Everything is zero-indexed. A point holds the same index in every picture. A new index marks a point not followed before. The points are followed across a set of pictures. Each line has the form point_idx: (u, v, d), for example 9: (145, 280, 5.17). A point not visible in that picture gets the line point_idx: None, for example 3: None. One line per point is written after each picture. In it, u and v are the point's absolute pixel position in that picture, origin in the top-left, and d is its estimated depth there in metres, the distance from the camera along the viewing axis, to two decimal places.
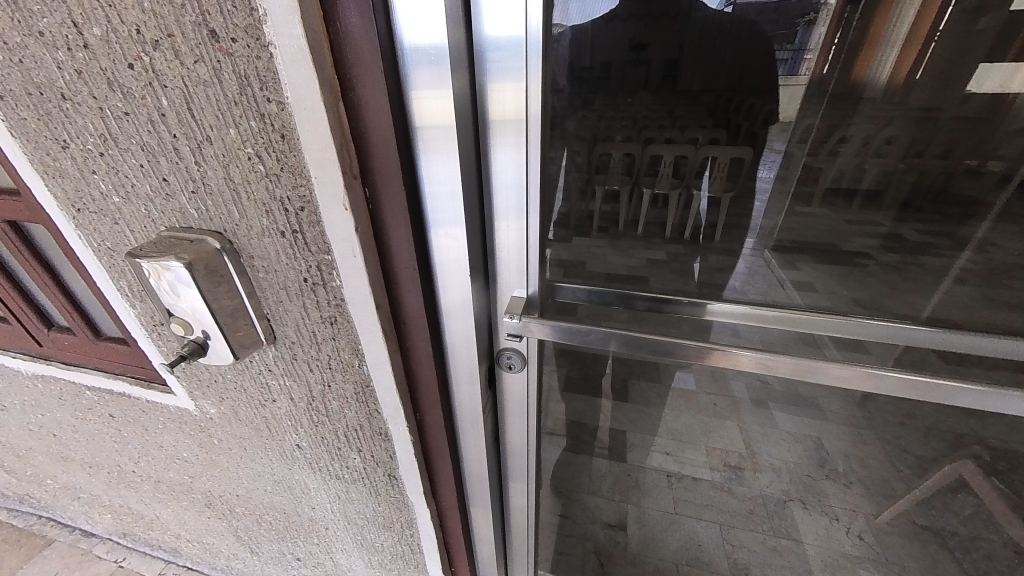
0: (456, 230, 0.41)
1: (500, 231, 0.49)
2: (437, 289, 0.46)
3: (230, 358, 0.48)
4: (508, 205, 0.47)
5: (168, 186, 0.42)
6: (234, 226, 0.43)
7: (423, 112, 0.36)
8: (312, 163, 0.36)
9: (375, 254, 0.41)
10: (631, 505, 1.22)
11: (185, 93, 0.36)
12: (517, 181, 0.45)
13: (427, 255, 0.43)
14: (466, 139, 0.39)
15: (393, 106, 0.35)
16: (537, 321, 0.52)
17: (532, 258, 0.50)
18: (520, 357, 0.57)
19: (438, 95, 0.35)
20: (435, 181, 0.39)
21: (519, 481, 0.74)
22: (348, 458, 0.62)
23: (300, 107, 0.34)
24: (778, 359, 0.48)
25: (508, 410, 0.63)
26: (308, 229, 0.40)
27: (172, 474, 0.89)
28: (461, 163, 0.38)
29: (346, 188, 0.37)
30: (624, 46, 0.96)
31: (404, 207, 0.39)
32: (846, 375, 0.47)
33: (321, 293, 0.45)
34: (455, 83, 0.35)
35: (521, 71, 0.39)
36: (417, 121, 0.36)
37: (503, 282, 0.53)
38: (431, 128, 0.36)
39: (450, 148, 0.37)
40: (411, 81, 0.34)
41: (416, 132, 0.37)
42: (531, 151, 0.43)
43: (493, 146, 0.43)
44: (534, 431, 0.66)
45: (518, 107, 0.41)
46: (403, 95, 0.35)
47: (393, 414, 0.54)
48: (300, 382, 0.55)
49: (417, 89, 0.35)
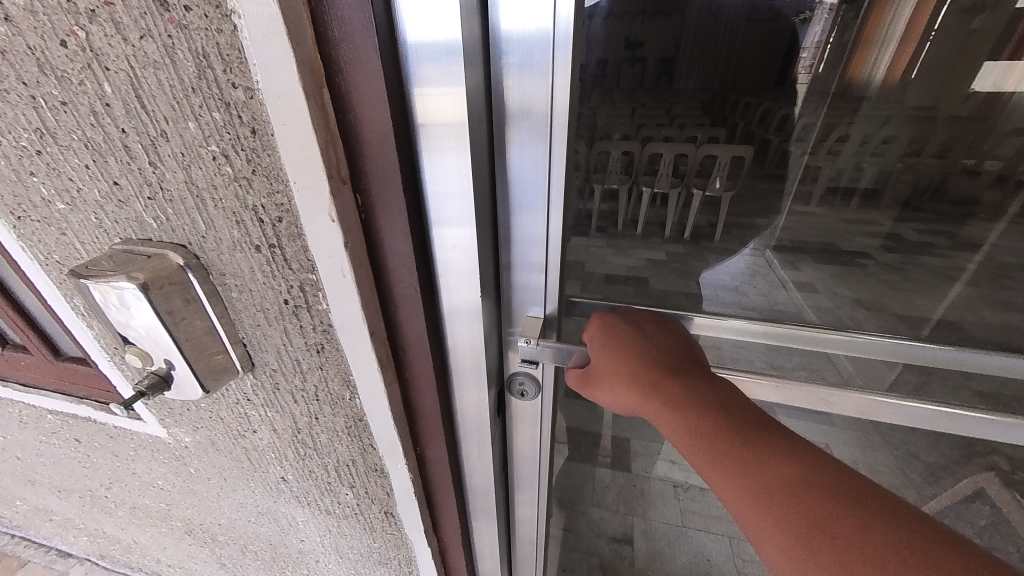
0: (464, 244, 0.35)
1: (513, 241, 0.43)
2: (443, 312, 0.39)
3: (200, 392, 0.41)
4: (525, 212, 0.41)
5: (121, 191, 0.35)
6: (200, 239, 0.36)
7: (428, 109, 0.29)
8: (291, 165, 0.29)
9: (369, 274, 0.34)
10: (636, 517, 1.25)
11: (132, 77, 0.29)
12: (534, 188, 0.39)
13: (430, 272, 0.37)
14: (478, 134, 0.32)
15: (393, 93, 0.28)
16: (553, 345, 0.45)
17: (549, 273, 0.45)
18: (534, 382, 0.52)
19: (447, 83, 0.28)
20: (440, 187, 0.32)
21: (526, 504, 0.68)
22: (339, 493, 0.56)
23: (274, 95, 0.27)
24: (839, 395, 0.42)
25: (518, 433, 0.58)
26: (289, 244, 0.33)
27: (149, 501, 0.82)
28: (473, 164, 0.32)
29: (332, 195, 0.30)
30: (620, 42, 0.90)
31: (405, 221, 0.32)
32: (913, 416, 0.41)
33: (304, 317, 0.37)
34: (468, 76, 0.29)
35: (546, 65, 0.33)
36: (419, 119, 0.30)
37: (514, 298, 0.48)
38: (439, 127, 0.30)
39: (459, 149, 0.30)
40: (413, 66, 0.28)
41: (418, 130, 0.30)
42: (553, 155, 0.37)
43: (509, 148, 0.38)
44: (546, 456, 0.60)
45: (540, 106, 0.35)
46: (403, 80, 0.28)
47: (390, 450, 0.47)
48: (284, 414, 0.48)
49: (424, 77, 0.28)
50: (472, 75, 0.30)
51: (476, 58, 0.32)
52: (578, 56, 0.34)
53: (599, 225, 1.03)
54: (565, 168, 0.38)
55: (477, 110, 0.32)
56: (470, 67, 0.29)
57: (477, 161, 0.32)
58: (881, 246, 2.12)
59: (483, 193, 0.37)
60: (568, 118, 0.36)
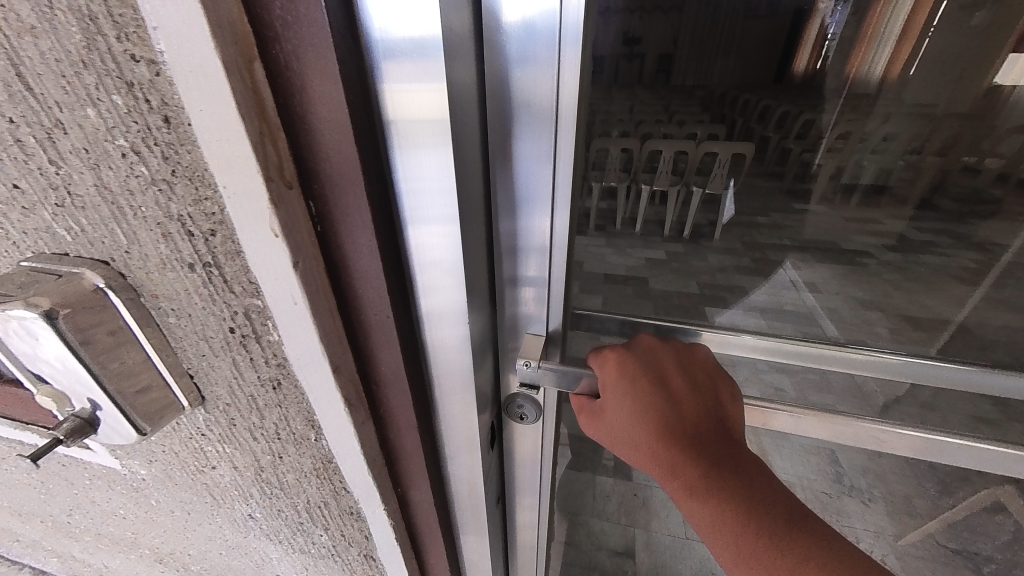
0: (448, 266, 0.29)
1: (509, 257, 0.38)
2: (426, 341, 0.33)
3: (135, 436, 0.35)
4: (524, 226, 0.36)
5: (23, 195, 0.29)
6: (123, 255, 0.29)
7: (402, 101, 0.24)
8: (218, 165, 0.22)
9: (330, 301, 0.28)
10: (638, 528, 1.21)
11: (8, 50, 0.22)
12: (534, 198, 0.34)
13: (409, 297, 0.31)
14: (463, 130, 0.27)
15: (354, 76, 0.22)
16: (556, 368, 0.39)
17: (553, 291, 0.39)
18: (534, 406, 0.46)
19: (423, 71, 0.23)
20: (418, 197, 0.26)
21: (526, 531, 0.63)
22: (313, 534, 0.49)
23: (187, 71, 0.20)
24: (892, 433, 0.37)
25: (518, 459, 0.53)
26: (227, 263, 0.26)
27: (113, 529, 0.75)
28: (457, 168, 0.25)
29: (276, 204, 0.23)
30: (618, 38, 0.84)
31: (373, 237, 0.26)
32: (967, 454, 0.37)
33: (254, 348, 0.31)
34: (450, 64, 0.23)
35: (549, 59, 0.28)
36: (391, 115, 0.24)
37: (513, 317, 0.42)
38: (416, 123, 0.24)
39: (441, 151, 0.25)
40: (386, 47, 0.22)
41: (389, 127, 0.24)
42: (559, 158, 0.32)
43: (504, 153, 0.33)
44: (548, 482, 0.55)
45: (542, 107, 0.30)
46: (370, 62, 0.23)
47: (365, 495, 0.40)
48: (244, 451, 0.42)
49: (400, 64, 0.23)
50: (454, 58, 0.24)
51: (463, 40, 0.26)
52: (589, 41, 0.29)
53: (599, 224, 0.98)
54: (572, 171, 0.33)
55: (462, 100, 0.26)
56: (451, 50, 0.23)
57: (461, 163, 0.26)
58: (883, 245, 2.12)
59: (473, 198, 0.31)
60: (578, 114, 0.30)
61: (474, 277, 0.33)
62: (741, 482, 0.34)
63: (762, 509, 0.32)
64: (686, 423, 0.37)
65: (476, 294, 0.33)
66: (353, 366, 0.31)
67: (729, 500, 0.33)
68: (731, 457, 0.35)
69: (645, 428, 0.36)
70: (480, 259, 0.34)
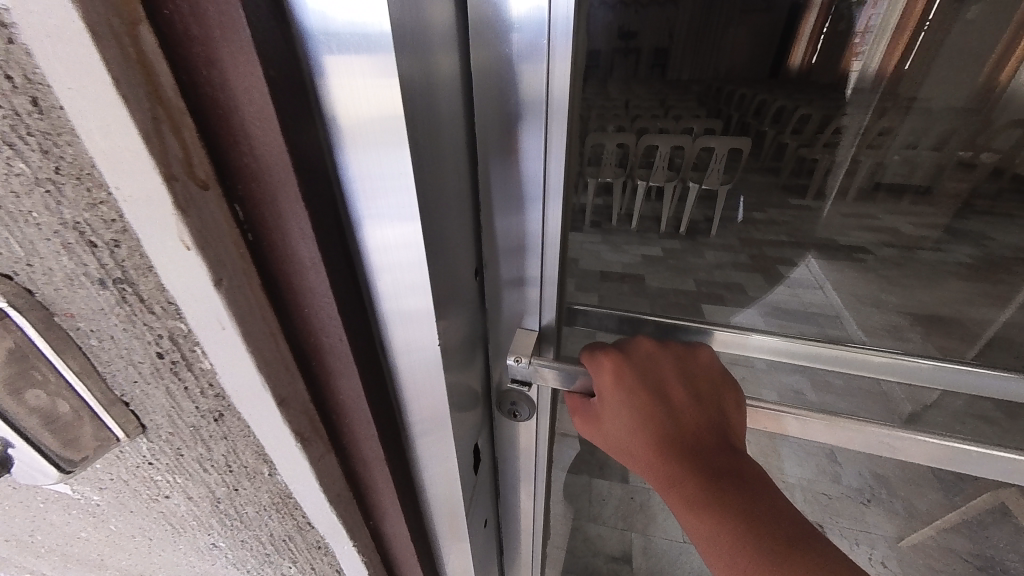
0: (414, 285, 0.24)
1: (502, 264, 0.35)
2: (394, 370, 0.29)
3: (55, 473, 0.30)
4: (517, 231, 0.33)
5: None
6: (26, 265, 0.23)
7: (346, 89, 0.19)
8: (106, 163, 0.18)
9: (270, 327, 0.23)
10: (636, 532, 1.18)
11: None
12: (525, 200, 0.32)
13: (373, 321, 0.26)
14: (427, 128, 0.22)
15: (281, 63, 0.18)
16: (551, 364, 0.35)
17: (548, 295, 0.36)
18: (529, 404, 0.40)
19: (370, 64, 0.18)
20: (374, 204, 0.22)
21: (520, 548, 0.59)
22: (282, 565, 0.45)
23: (51, 38, 0.16)
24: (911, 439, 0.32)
25: (510, 476, 0.49)
26: (142, 280, 0.22)
27: (78, 550, 0.70)
28: (415, 170, 0.21)
29: (185, 210, 0.18)
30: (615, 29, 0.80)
31: (317, 253, 0.21)
32: (999, 468, 0.32)
33: (187, 377, 0.26)
34: (405, 43, 0.19)
35: (537, 50, 0.26)
36: (335, 108, 0.20)
37: (506, 327, 0.38)
38: (363, 114, 0.19)
39: (394, 149, 0.20)
40: (325, 32, 0.18)
41: (334, 123, 0.20)
42: (551, 151, 0.29)
43: (492, 154, 0.30)
44: (541, 500, 0.52)
45: (530, 101, 0.28)
46: (306, 50, 0.18)
47: (330, 532, 0.36)
48: (196, 481, 0.37)
49: (344, 52, 0.18)
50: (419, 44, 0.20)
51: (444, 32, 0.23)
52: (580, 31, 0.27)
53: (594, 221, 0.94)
54: (567, 167, 0.30)
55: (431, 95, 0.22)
56: (409, 37, 0.19)
57: (422, 169, 0.22)
58: (878, 240, 2.12)
59: (450, 204, 0.26)
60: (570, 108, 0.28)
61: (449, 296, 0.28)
62: (745, 498, 0.29)
63: (770, 534, 0.28)
64: (683, 428, 0.32)
65: (452, 315, 0.29)
66: (308, 393, 0.27)
67: (729, 517, 0.28)
68: (735, 469, 0.30)
69: (638, 431, 0.33)
70: (463, 273, 0.30)
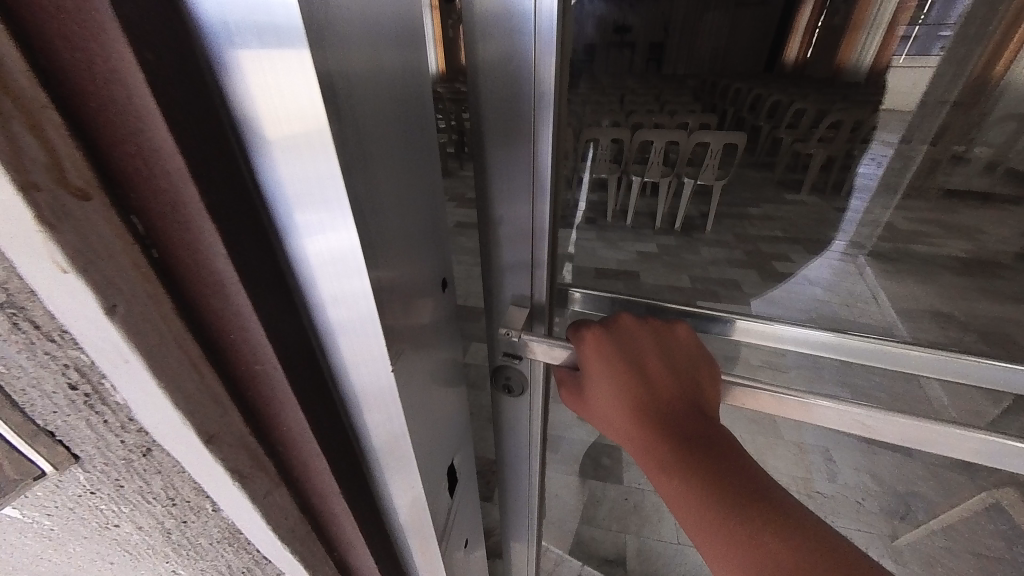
0: (355, 306, 0.21)
1: (500, 244, 0.38)
2: (346, 398, 0.25)
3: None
4: (512, 216, 0.36)
5: None
6: None
7: (259, 84, 0.16)
8: None
9: (191, 355, 0.20)
10: (629, 535, 1.17)
11: None
12: (517, 186, 0.34)
13: (318, 346, 0.23)
14: (367, 134, 0.19)
15: (158, 59, 0.15)
16: (539, 339, 0.37)
17: (540, 275, 0.38)
18: (521, 379, 0.45)
19: (278, 58, 0.15)
20: (302, 217, 0.18)
21: (517, 530, 0.62)
22: None
23: None
24: (881, 417, 0.29)
25: (508, 444, 0.52)
26: (35, 307, 0.18)
27: None
28: (344, 177, 0.17)
29: (60, 230, 0.15)
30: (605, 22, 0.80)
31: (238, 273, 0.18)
32: (979, 451, 0.28)
33: (105, 411, 0.23)
34: (318, 27, 0.15)
35: (524, 47, 0.29)
36: (251, 108, 0.16)
37: (501, 302, 0.42)
38: (280, 114, 0.16)
39: (319, 152, 0.17)
40: (224, 22, 0.15)
41: (251, 125, 0.17)
42: (540, 142, 0.32)
43: (489, 144, 0.34)
44: (535, 474, 0.53)
45: (520, 94, 0.31)
46: (207, 46, 0.16)
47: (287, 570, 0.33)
48: (138, 518, 0.34)
49: (249, 46, 0.15)
50: (351, 37, 0.17)
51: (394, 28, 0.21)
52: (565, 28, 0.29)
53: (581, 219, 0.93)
54: (554, 155, 0.32)
55: (371, 96, 0.19)
56: (333, 29, 0.16)
57: (356, 179, 0.18)
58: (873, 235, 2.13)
59: (404, 218, 0.23)
60: (555, 101, 0.30)
61: (406, 319, 0.25)
62: (726, 470, 0.26)
63: (752, 511, 0.24)
64: (661, 398, 0.30)
65: (411, 338, 0.26)
66: (246, 428, 0.24)
67: (706, 488, 0.25)
68: (709, 439, 0.28)
69: (615, 400, 0.31)
70: (427, 291, 0.27)
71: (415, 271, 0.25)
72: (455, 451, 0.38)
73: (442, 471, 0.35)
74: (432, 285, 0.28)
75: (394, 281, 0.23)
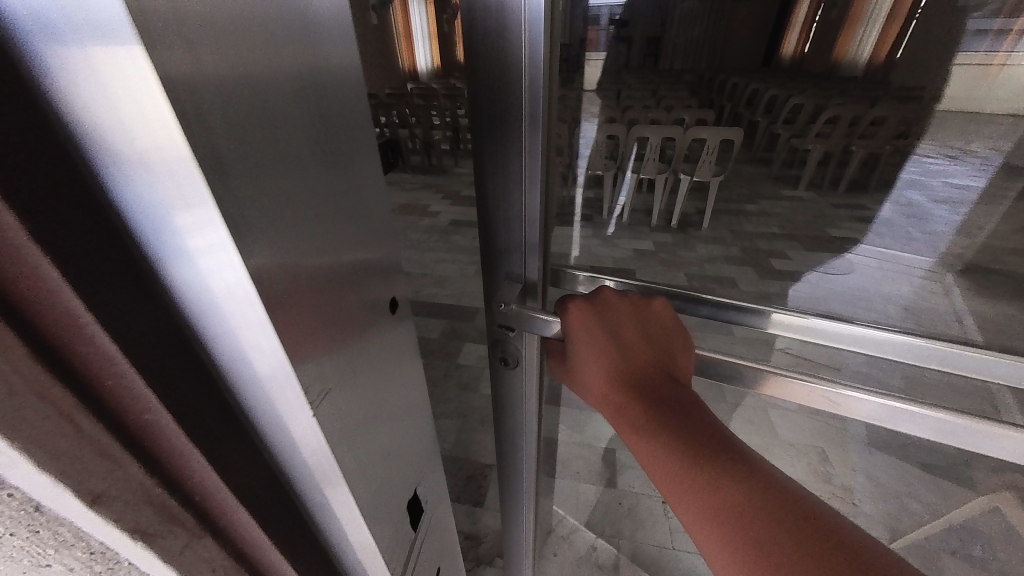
0: (260, 338, 0.18)
1: (494, 224, 0.36)
2: (270, 439, 0.23)
3: None
4: (505, 194, 0.34)
5: None
6: None
7: (95, 95, 0.13)
8: None
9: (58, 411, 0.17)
10: (623, 540, 1.13)
11: None
12: (510, 161, 0.33)
13: (227, 384, 0.20)
14: (257, 149, 0.16)
15: None
16: (531, 312, 0.37)
17: (532, 256, 0.37)
18: (516, 354, 0.42)
19: (115, 62, 0.12)
20: (179, 246, 0.16)
21: (520, 527, 0.60)
22: None
23: None
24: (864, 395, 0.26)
25: (510, 436, 0.50)
26: None
27: None
28: (218, 201, 0.15)
29: None
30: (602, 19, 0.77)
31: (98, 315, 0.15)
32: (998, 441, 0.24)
33: None
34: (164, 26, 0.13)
35: (516, 7, 0.27)
36: (92, 124, 0.13)
37: (495, 284, 0.40)
38: (126, 129, 0.13)
39: (177, 172, 0.14)
40: (33, 16, 0.12)
41: (96, 144, 0.14)
42: (533, 115, 0.30)
43: (480, 117, 0.32)
44: (535, 467, 0.52)
45: (512, 61, 0.29)
46: (24, 50, 0.12)
47: None
48: None
49: (76, 48, 0.12)
50: (224, 37, 0.15)
51: (304, 27, 0.18)
52: (552, 16, 0.29)
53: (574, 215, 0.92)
54: (547, 128, 0.31)
55: (259, 103, 0.16)
56: (192, 26, 0.13)
57: (242, 202, 0.16)
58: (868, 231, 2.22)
59: (317, 238, 0.21)
60: (546, 70, 0.29)
61: (334, 350, 0.22)
62: (695, 426, 0.28)
63: (718, 459, 0.26)
64: (637, 364, 0.32)
65: (341, 368, 0.23)
66: (157, 483, 0.21)
67: (676, 440, 0.27)
68: (679, 399, 0.30)
69: (594, 364, 0.32)
70: (362, 314, 0.25)
71: (344, 293, 0.23)
72: (412, 478, 0.35)
73: (397, 500, 0.33)
74: (368, 308, 0.26)
75: (311, 307, 0.20)
